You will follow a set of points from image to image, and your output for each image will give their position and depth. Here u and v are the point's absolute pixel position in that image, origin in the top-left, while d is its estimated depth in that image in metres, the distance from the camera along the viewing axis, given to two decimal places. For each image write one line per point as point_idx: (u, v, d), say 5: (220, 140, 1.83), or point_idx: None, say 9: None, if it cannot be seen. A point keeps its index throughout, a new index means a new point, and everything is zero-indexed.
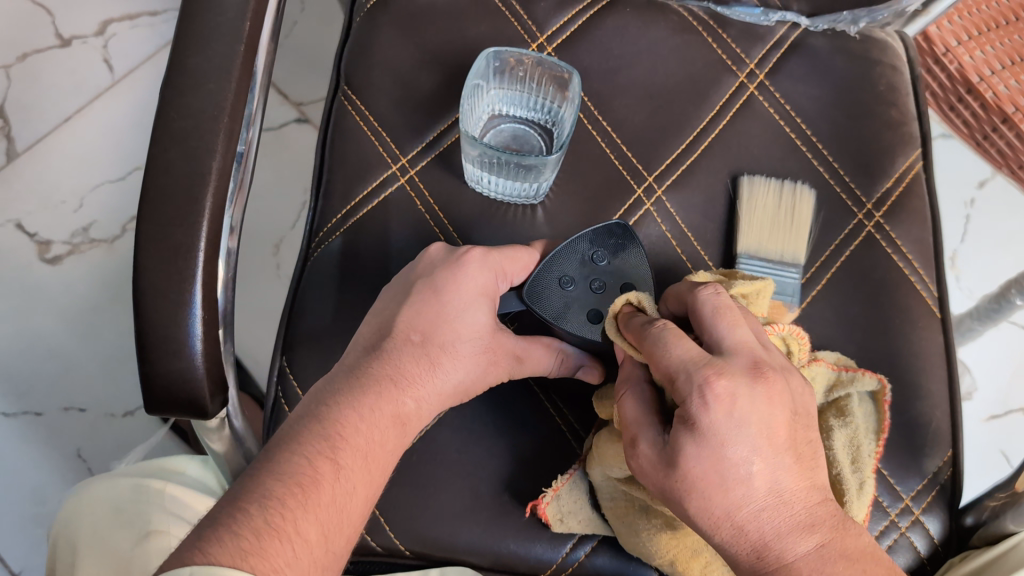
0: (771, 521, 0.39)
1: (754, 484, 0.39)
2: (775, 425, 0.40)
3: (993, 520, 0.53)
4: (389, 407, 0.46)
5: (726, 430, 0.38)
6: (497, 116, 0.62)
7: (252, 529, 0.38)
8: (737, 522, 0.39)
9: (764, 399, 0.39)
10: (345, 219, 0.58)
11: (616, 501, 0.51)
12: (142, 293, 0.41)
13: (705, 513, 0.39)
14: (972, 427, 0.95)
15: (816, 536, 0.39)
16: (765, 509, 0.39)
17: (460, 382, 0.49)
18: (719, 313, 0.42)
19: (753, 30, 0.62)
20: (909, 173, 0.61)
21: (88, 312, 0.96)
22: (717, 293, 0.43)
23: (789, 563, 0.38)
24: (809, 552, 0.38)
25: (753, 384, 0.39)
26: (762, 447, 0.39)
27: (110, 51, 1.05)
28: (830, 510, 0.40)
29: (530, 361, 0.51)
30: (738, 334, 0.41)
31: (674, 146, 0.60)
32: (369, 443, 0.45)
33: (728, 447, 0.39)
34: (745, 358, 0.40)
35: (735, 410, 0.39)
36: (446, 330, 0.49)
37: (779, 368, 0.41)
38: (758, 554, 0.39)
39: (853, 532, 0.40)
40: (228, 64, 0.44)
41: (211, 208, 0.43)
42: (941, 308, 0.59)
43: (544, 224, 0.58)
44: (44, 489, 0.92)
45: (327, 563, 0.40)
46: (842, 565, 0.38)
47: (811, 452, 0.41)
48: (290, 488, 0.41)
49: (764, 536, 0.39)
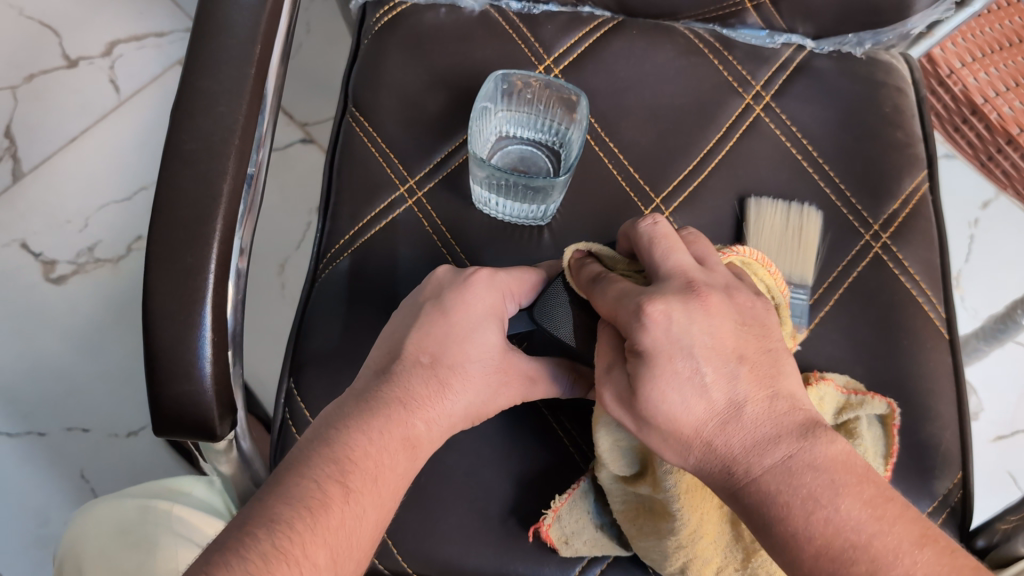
0: (738, 436, 0.39)
1: (710, 396, 0.39)
2: (719, 336, 0.40)
3: (1004, 543, 0.52)
4: (399, 430, 0.45)
5: (671, 349, 0.39)
6: (504, 138, 0.62)
7: (261, 554, 0.38)
8: (706, 438, 0.39)
9: (698, 310, 0.40)
10: (353, 241, 0.58)
11: (629, 503, 0.51)
12: (152, 315, 0.41)
13: (674, 435, 0.40)
14: (979, 448, 0.95)
15: (783, 447, 0.38)
16: (727, 422, 0.39)
17: (471, 403, 0.48)
18: (655, 243, 0.44)
19: (759, 52, 0.63)
20: (915, 195, 0.61)
21: (93, 331, 0.96)
22: (655, 223, 0.45)
23: (755, 477, 0.39)
24: (776, 463, 0.38)
25: (687, 301, 0.40)
26: (709, 359, 0.40)
27: (117, 72, 1.06)
28: (799, 418, 0.39)
29: (541, 381, 0.51)
30: (672, 259, 0.43)
31: (681, 167, 0.60)
32: (379, 466, 0.44)
33: (677, 362, 0.39)
34: (678, 281, 0.42)
35: (672, 325, 0.39)
36: (455, 351, 0.48)
37: (718, 287, 0.42)
38: (729, 470, 0.39)
39: (823, 439, 0.39)
40: (239, 87, 0.44)
41: (221, 230, 0.43)
42: (949, 329, 0.59)
43: (551, 245, 0.58)
44: (47, 510, 0.91)
45: None
46: (811, 476, 0.38)
47: (770, 358, 0.41)
48: (298, 512, 0.40)
49: (732, 451, 0.39)
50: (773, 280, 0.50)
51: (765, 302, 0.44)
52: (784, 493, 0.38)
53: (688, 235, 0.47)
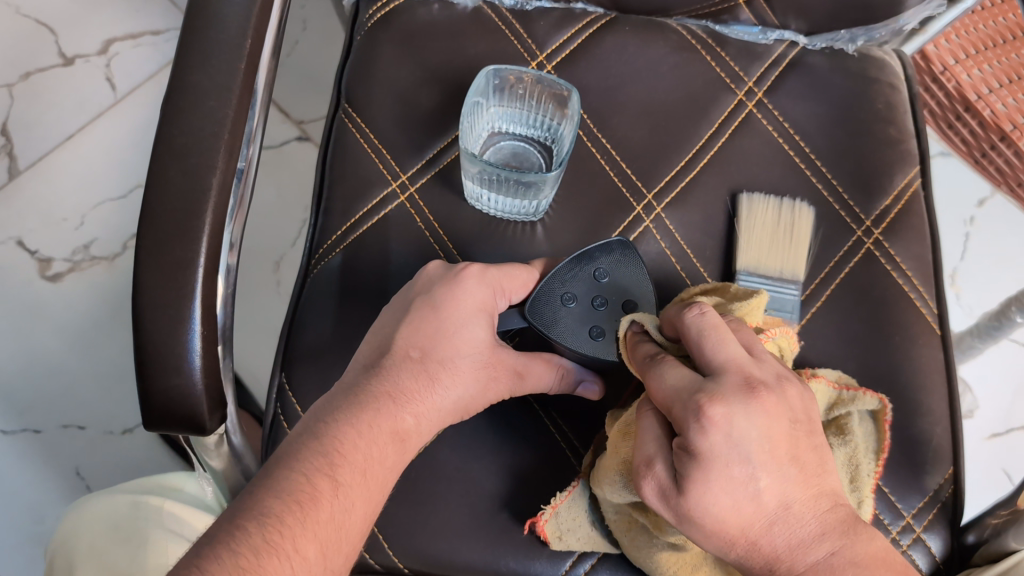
0: (783, 535, 0.39)
1: (761, 500, 0.38)
2: (775, 439, 0.39)
3: (995, 538, 0.52)
4: (388, 422, 0.46)
5: (727, 454, 0.38)
6: (497, 133, 0.62)
7: (250, 547, 0.38)
8: (751, 538, 0.39)
9: (758, 411, 0.39)
10: (345, 236, 0.58)
11: (621, 515, 0.50)
12: (141, 309, 0.41)
13: (717, 533, 0.39)
14: (974, 445, 0.95)
15: (827, 545, 0.39)
16: (775, 522, 0.39)
17: (460, 398, 0.49)
18: (704, 336, 0.42)
19: (751, 48, 0.63)
20: (907, 191, 0.61)
21: (88, 329, 0.96)
22: (703, 313, 0.43)
23: (797, 575, 0.38)
24: (819, 560, 0.38)
25: (748, 403, 0.39)
26: (764, 464, 0.38)
27: (113, 70, 1.06)
28: (841, 515, 0.39)
29: (530, 377, 0.51)
30: (726, 352, 0.41)
31: (674, 163, 0.60)
32: (368, 459, 0.44)
33: (732, 468, 0.38)
34: (734, 377, 0.40)
35: (732, 430, 0.38)
36: (445, 345, 0.48)
37: (772, 379, 0.41)
38: (770, 567, 0.39)
39: (863, 536, 0.39)
40: (229, 81, 0.44)
41: (210, 225, 0.43)
42: (941, 325, 0.59)
43: (543, 241, 0.58)
44: (42, 507, 0.91)
45: None
46: (851, 575, 0.38)
47: (817, 456, 0.40)
48: (288, 506, 0.40)
49: (776, 550, 0.39)
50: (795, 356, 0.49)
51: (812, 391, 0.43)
52: None
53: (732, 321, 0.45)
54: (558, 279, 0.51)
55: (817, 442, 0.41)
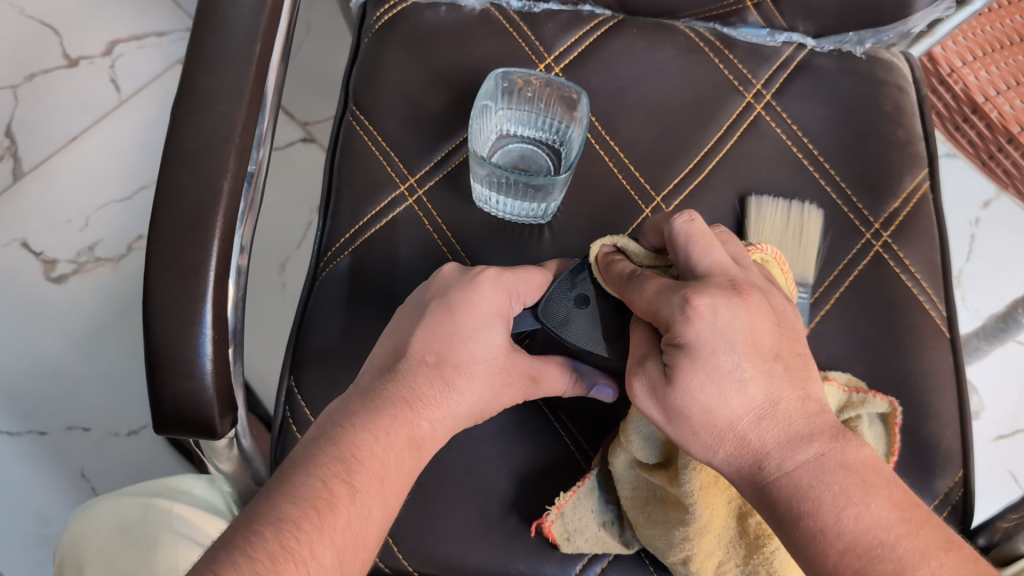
0: (770, 432, 0.39)
1: (748, 393, 0.39)
2: (759, 333, 0.40)
3: (1005, 542, 0.52)
4: (405, 429, 0.45)
5: (714, 343, 0.39)
6: (504, 136, 0.62)
7: (268, 553, 0.38)
8: (739, 433, 0.40)
9: (743, 312, 0.40)
10: (353, 239, 0.58)
11: (638, 490, 0.51)
12: (153, 312, 0.41)
13: (707, 429, 0.40)
14: (980, 447, 0.95)
15: (815, 446, 0.39)
16: (762, 419, 0.39)
17: (475, 404, 0.48)
18: (691, 241, 0.44)
19: (759, 51, 0.63)
20: (916, 194, 0.61)
21: (93, 330, 0.96)
22: (691, 220, 0.45)
23: (786, 472, 0.39)
24: (809, 460, 0.39)
25: (731, 297, 0.40)
26: (750, 355, 0.40)
27: (117, 72, 1.06)
28: (829, 421, 0.40)
29: (544, 382, 0.51)
30: (711, 256, 0.43)
31: (682, 166, 0.60)
32: (385, 466, 0.44)
33: (718, 356, 0.39)
34: (720, 278, 0.42)
35: (717, 320, 0.40)
36: (461, 351, 0.48)
37: (758, 286, 0.43)
38: (758, 465, 0.39)
39: (853, 442, 0.39)
40: (239, 84, 0.44)
41: (221, 228, 0.43)
42: (950, 327, 0.58)
43: (551, 243, 0.58)
44: (47, 509, 0.91)
45: None
46: (842, 475, 0.38)
47: (802, 362, 0.41)
48: (305, 512, 0.40)
49: (765, 446, 0.39)
50: (785, 280, 0.51)
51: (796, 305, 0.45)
52: (816, 488, 0.38)
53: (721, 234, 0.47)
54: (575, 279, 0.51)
55: (802, 349, 0.42)
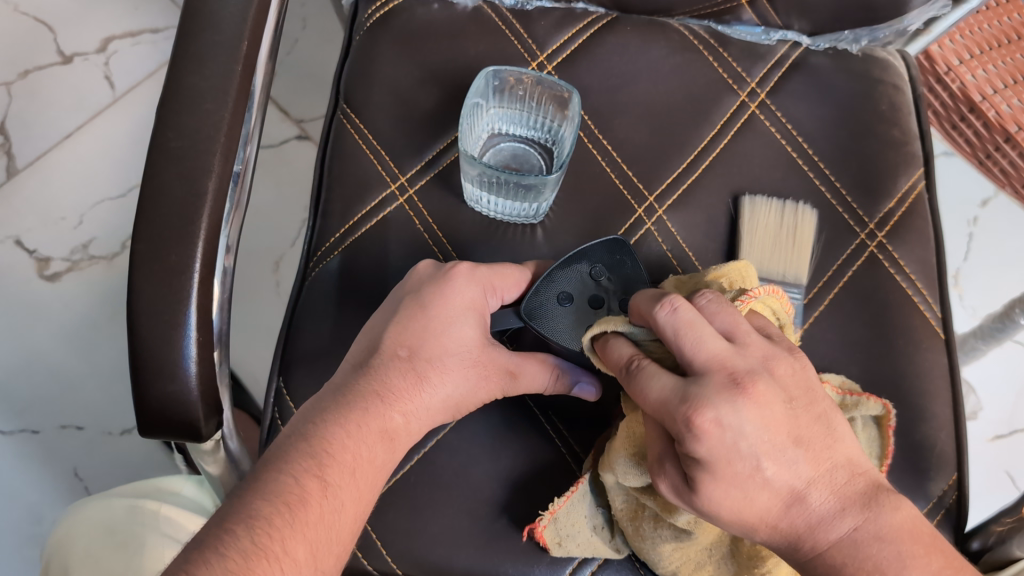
0: (802, 517, 0.40)
1: (773, 485, 0.39)
2: (773, 425, 0.39)
3: (999, 546, 0.51)
4: (377, 422, 0.45)
5: (728, 455, 0.38)
6: (496, 135, 0.62)
7: (239, 551, 0.37)
8: (771, 523, 0.40)
9: (757, 408, 0.39)
10: (343, 238, 0.58)
11: (628, 503, 0.50)
12: (137, 314, 0.41)
13: (739, 523, 0.40)
14: (976, 447, 0.94)
15: (849, 519, 0.40)
16: (791, 505, 0.40)
17: (450, 396, 0.48)
18: (680, 336, 0.40)
19: (754, 49, 0.62)
20: (911, 193, 0.60)
21: (87, 329, 0.95)
22: (675, 310, 0.40)
23: (821, 551, 0.40)
24: (843, 537, 0.40)
25: (736, 399, 0.38)
26: (766, 448, 0.39)
27: (111, 68, 1.05)
28: (860, 486, 0.40)
29: (524, 377, 0.50)
30: (705, 351, 0.40)
31: (676, 165, 0.60)
32: (357, 459, 0.44)
33: (735, 464, 0.38)
34: (719, 375, 0.39)
35: (727, 431, 0.38)
36: (433, 344, 0.48)
37: (758, 364, 0.40)
38: (793, 543, 0.40)
39: (886, 508, 0.40)
40: (224, 83, 0.44)
41: (206, 229, 0.42)
42: (945, 329, 0.58)
43: (544, 244, 0.58)
44: (40, 508, 0.91)
45: None
46: (875, 549, 0.39)
47: (823, 426, 0.41)
48: (277, 508, 0.40)
49: (798, 528, 0.40)
50: (781, 307, 0.49)
51: (801, 356, 0.42)
52: (850, 567, 0.39)
53: (708, 301, 0.42)
54: (553, 275, 0.50)
55: (826, 407, 0.41)
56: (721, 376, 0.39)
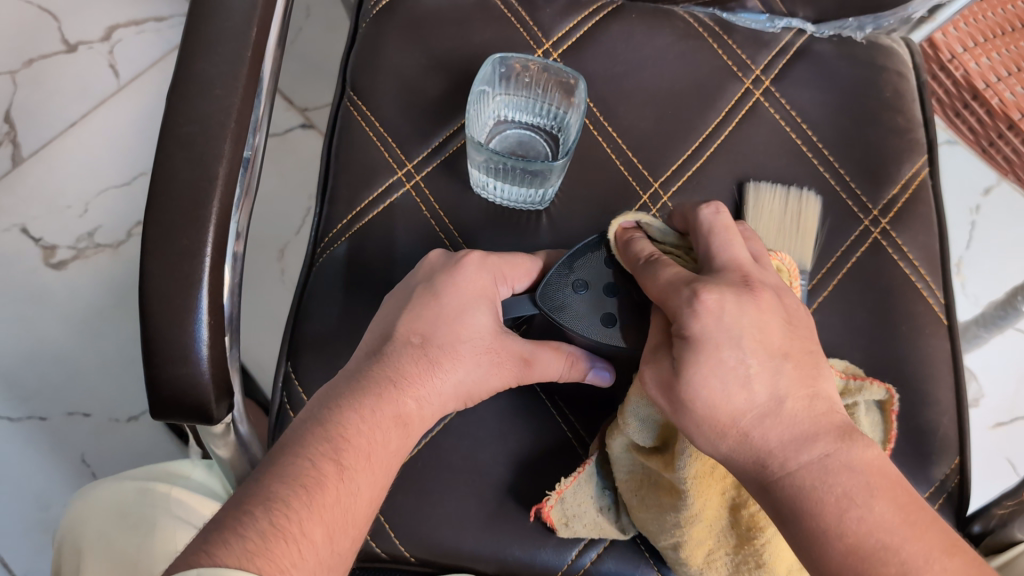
0: (774, 431, 0.39)
1: (751, 389, 0.40)
2: (767, 331, 0.41)
3: (1001, 528, 0.52)
4: (391, 407, 0.46)
5: (718, 337, 0.40)
6: (502, 122, 0.62)
7: (257, 531, 0.37)
8: (742, 428, 0.40)
9: (761, 318, 0.41)
10: (351, 225, 0.58)
11: (634, 473, 0.51)
12: (149, 297, 0.41)
13: (711, 425, 0.40)
14: (978, 435, 0.95)
15: (819, 447, 0.39)
16: (766, 416, 0.40)
17: (462, 381, 0.49)
18: (713, 231, 0.45)
19: (759, 37, 0.62)
20: (915, 180, 0.60)
21: (93, 316, 0.96)
22: (716, 213, 0.46)
23: (790, 471, 0.39)
24: (813, 461, 0.39)
25: (741, 297, 0.41)
26: (755, 353, 0.40)
27: (116, 57, 1.05)
28: (835, 421, 0.40)
29: (538, 365, 0.50)
30: (730, 251, 0.44)
31: (680, 152, 0.60)
32: (372, 443, 0.45)
33: (722, 352, 0.40)
34: (734, 275, 0.43)
35: (723, 316, 0.40)
36: (445, 330, 0.49)
37: (772, 286, 0.43)
38: (761, 464, 0.40)
39: (860, 443, 0.39)
40: (235, 69, 0.44)
41: (217, 213, 0.43)
42: (948, 314, 0.58)
43: (550, 230, 0.58)
44: (48, 494, 0.92)
45: (334, 564, 0.40)
46: (845, 477, 0.38)
47: (812, 362, 0.42)
48: (294, 491, 0.41)
49: (769, 446, 0.39)
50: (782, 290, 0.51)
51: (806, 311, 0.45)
52: (819, 490, 0.38)
53: (746, 230, 0.48)
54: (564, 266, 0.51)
55: (817, 356, 0.43)
56: (735, 275, 0.43)
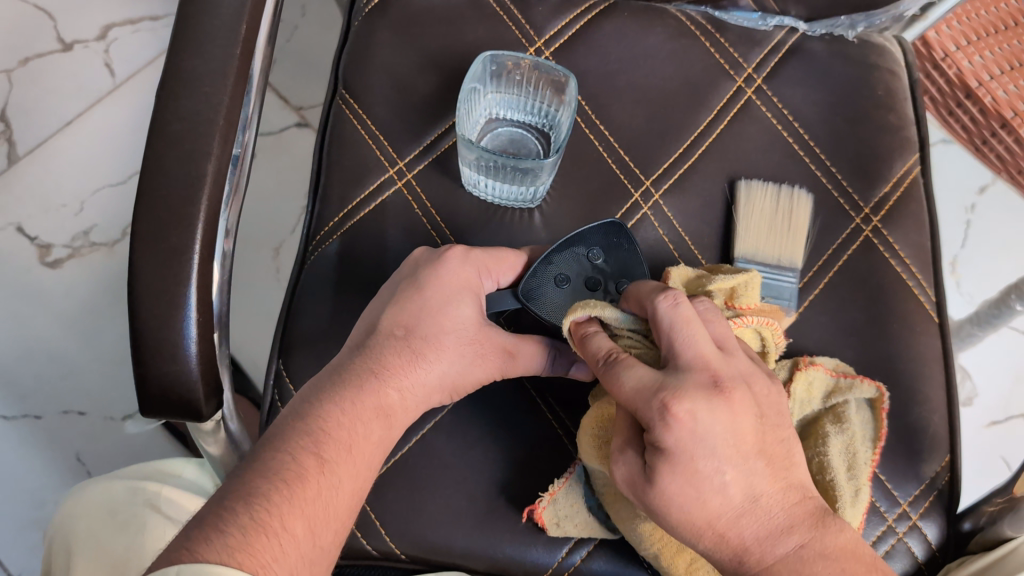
0: (750, 528, 0.40)
1: (727, 493, 0.40)
2: (741, 433, 0.40)
3: (990, 526, 0.52)
4: (372, 400, 0.47)
5: (693, 450, 0.39)
6: (494, 120, 0.62)
7: (239, 526, 0.38)
8: (719, 529, 0.40)
9: (732, 415, 0.40)
10: (342, 223, 0.58)
11: (610, 486, 0.50)
12: (137, 295, 0.41)
13: (687, 523, 0.40)
14: (972, 433, 0.95)
15: (795, 538, 0.40)
16: (743, 515, 0.40)
17: (445, 374, 0.49)
18: (674, 328, 0.42)
19: (751, 35, 0.62)
20: (907, 178, 0.60)
21: (88, 315, 0.96)
22: (674, 304, 0.42)
23: (767, 566, 0.40)
24: (788, 554, 0.40)
25: (711, 399, 0.39)
26: (731, 459, 0.40)
27: (111, 55, 1.05)
28: (809, 509, 0.41)
29: (521, 357, 0.50)
30: (695, 348, 0.41)
31: (672, 150, 0.60)
32: (353, 435, 0.45)
33: (699, 463, 0.39)
34: (701, 374, 0.40)
35: (696, 425, 0.39)
36: (429, 323, 0.49)
37: (739, 378, 0.41)
38: (739, 557, 0.40)
39: (834, 528, 0.40)
40: (224, 67, 0.44)
41: (206, 211, 0.43)
42: (940, 312, 0.58)
43: (541, 228, 0.58)
44: (43, 493, 0.92)
45: (316, 557, 0.40)
46: (821, 565, 0.39)
47: (786, 451, 0.42)
48: (275, 485, 0.41)
49: (744, 541, 0.40)
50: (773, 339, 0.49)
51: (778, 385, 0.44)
52: None
53: (703, 308, 0.44)
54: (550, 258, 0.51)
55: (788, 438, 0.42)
56: (700, 376, 0.40)
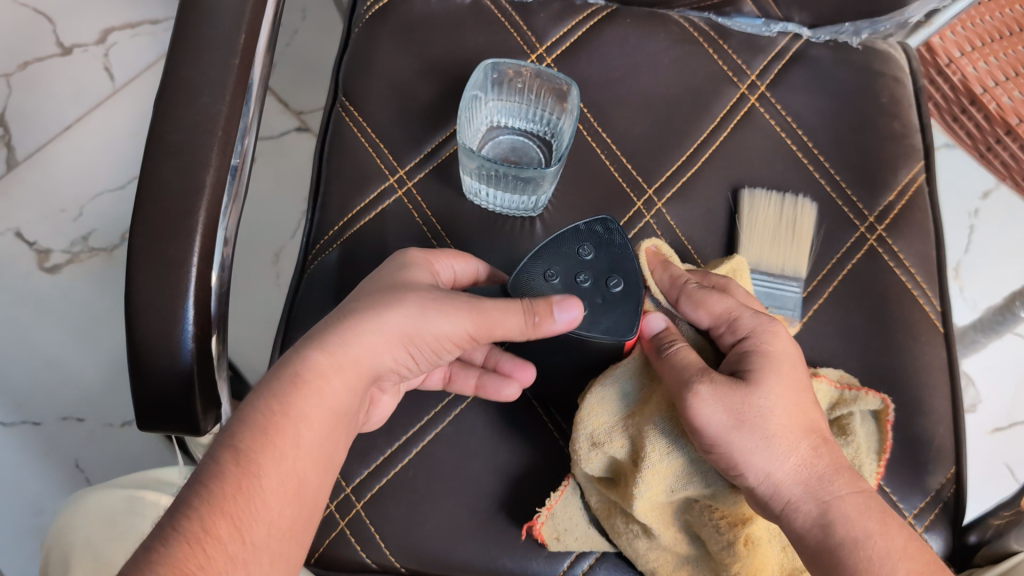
0: (826, 461, 0.46)
1: (809, 422, 0.46)
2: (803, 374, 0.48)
3: (997, 539, 0.52)
4: (292, 370, 0.43)
5: (791, 365, 0.47)
6: (495, 128, 0.61)
7: (163, 542, 0.36)
8: (806, 453, 0.45)
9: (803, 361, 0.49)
10: (342, 232, 0.58)
11: (604, 501, 0.52)
12: (135, 308, 0.41)
13: (778, 437, 0.45)
14: (975, 440, 0.94)
15: (858, 481, 0.46)
16: (819, 448, 0.46)
17: (398, 329, 0.45)
18: (748, 297, 0.52)
19: (754, 41, 0.62)
20: (912, 186, 0.60)
21: (87, 320, 0.96)
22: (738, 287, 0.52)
23: (839, 498, 0.45)
24: (853, 493, 0.45)
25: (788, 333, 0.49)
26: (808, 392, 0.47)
27: (111, 60, 1.05)
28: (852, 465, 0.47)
29: (486, 308, 0.45)
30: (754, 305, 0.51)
31: (675, 158, 0.59)
32: (271, 410, 0.41)
33: (795, 378, 0.47)
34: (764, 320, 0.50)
35: (789, 346, 0.48)
36: (367, 298, 0.46)
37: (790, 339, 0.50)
38: (814, 490, 0.45)
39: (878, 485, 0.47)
40: (223, 77, 0.44)
41: (204, 222, 0.42)
42: (945, 322, 0.58)
43: (543, 237, 0.58)
44: (42, 501, 0.91)
45: (238, 554, 0.37)
46: (882, 504, 0.45)
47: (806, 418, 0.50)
48: (193, 490, 0.38)
49: (823, 472, 0.45)
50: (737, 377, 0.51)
51: None
52: (866, 512, 0.44)
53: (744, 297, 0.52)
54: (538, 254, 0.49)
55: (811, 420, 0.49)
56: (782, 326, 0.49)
